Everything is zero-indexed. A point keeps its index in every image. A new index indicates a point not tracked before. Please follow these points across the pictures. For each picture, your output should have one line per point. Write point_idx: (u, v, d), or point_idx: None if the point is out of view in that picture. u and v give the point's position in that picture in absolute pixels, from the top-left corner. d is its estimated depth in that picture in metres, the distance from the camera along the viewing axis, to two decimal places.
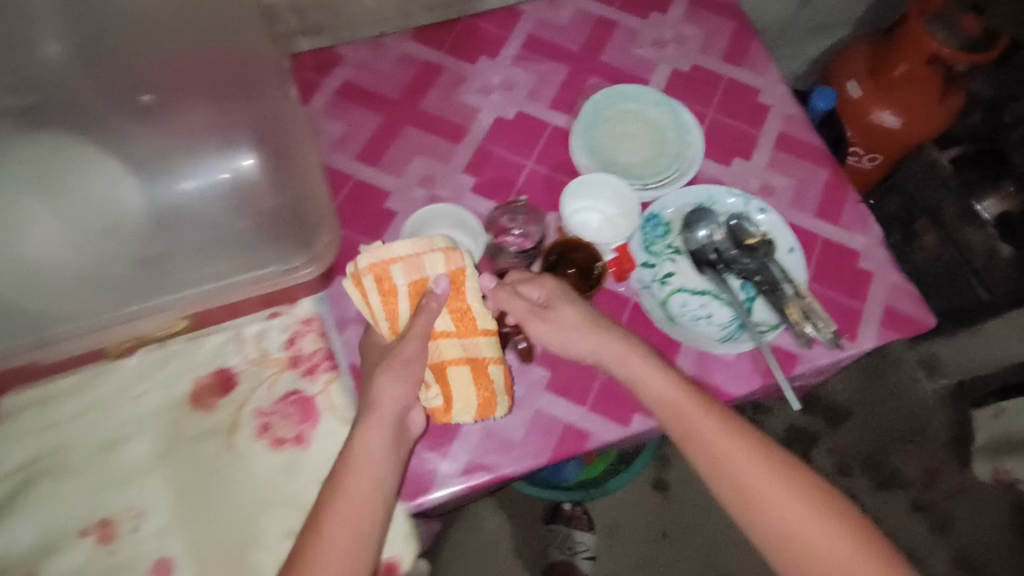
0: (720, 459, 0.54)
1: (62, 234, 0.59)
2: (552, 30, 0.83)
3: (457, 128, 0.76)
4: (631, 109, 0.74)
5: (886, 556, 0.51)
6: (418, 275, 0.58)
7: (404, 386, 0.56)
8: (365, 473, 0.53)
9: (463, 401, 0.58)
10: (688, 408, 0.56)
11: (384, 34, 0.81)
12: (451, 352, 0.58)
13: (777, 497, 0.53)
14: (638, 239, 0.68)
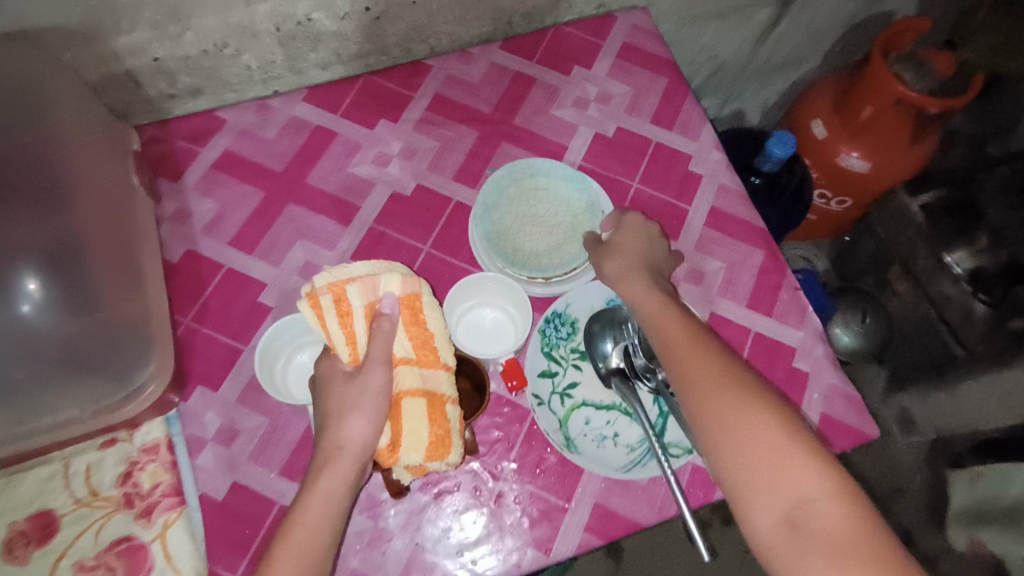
0: (700, 387, 0.46)
1: None
2: (463, 88, 0.75)
3: (347, 205, 0.68)
4: (538, 185, 0.66)
5: (856, 515, 0.40)
6: (375, 297, 0.54)
7: (371, 418, 0.50)
8: (330, 489, 0.47)
9: (419, 437, 0.50)
10: (688, 350, 0.49)
11: (273, 95, 0.73)
12: (409, 382, 0.52)
13: (761, 428, 0.44)
14: (537, 343, 0.60)
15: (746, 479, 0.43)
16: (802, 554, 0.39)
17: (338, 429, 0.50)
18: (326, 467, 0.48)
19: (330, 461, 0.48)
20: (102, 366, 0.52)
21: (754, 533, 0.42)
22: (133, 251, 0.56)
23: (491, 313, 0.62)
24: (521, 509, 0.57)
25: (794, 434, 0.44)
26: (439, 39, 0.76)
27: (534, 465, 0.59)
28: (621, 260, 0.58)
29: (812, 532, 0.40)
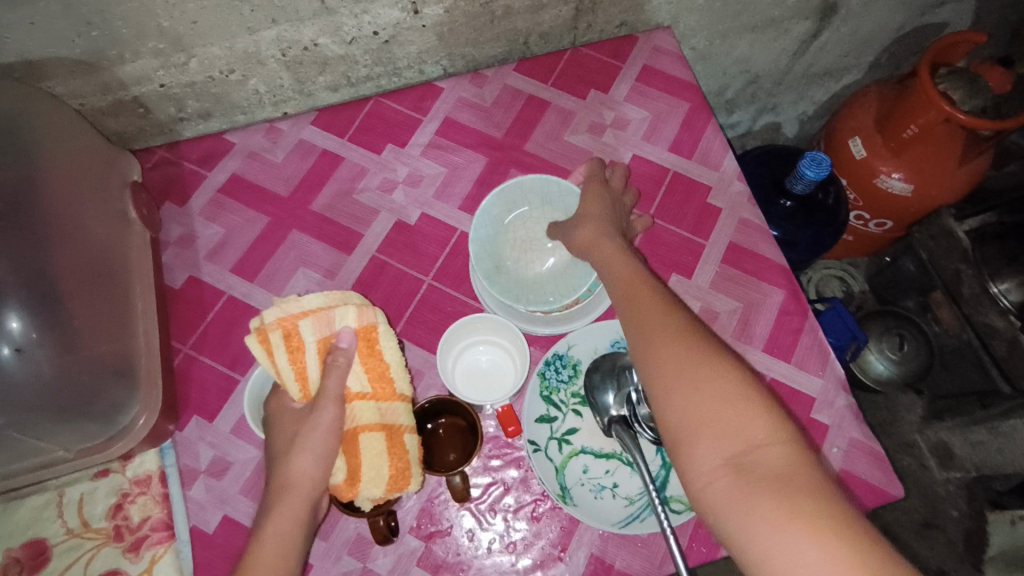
0: (649, 334, 0.44)
1: None
2: (474, 112, 0.73)
3: (349, 233, 0.67)
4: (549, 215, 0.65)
5: (801, 457, 0.36)
6: (327, 330, 0.51)
7: (324, 455, 0.48)
8: (280, 528, 0.45)
9: (376, 473, 0.50)
10: (642, 303, 0.46)
11: (282, 118, 0.73)
12: (366, 417, 0.51)
13: (707, 369, 0.40)
14: (537, 386, 0.57)
15: (686, 420, 0.39)
16: (745, 497, 0.35)
17: (285, 469, 0.48)
18: (277, 504, 0.47)
19: (280, 501, 0.47)
20: (83, 409, 0.53)
21: (694, 476, 0.38)
22: (123, 289, 0.57)
23: (484, 353, 0.61)
24: (512, 557, 0.54)
25: (743, 376, 0.40)
26: (453, 60, 0.74)
27: (527, 510, 0.56)
28: (596, 225, 0.57)
29: (752, 471, 0.36)
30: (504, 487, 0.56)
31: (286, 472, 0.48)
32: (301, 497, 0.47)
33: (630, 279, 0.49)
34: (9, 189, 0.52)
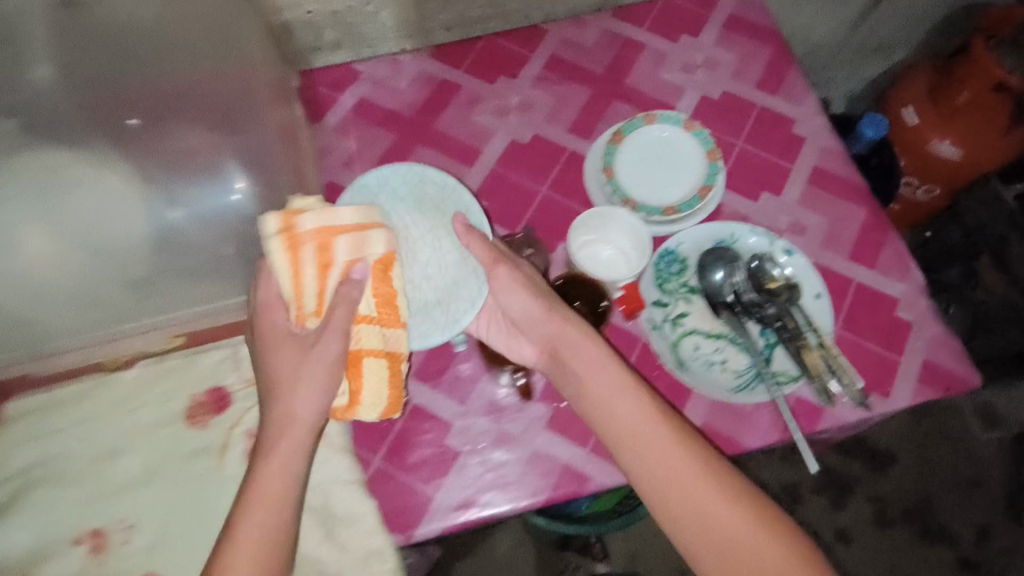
0: (671, 481, 0.52)
1: (67, 254, 0.51)
2: (576, 51, 0.80)
3: (471, 151, 0.74)
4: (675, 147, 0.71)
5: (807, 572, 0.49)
6: (345, 251, 0.52)
7: (287, 457, 0.50)
8: (264, 520, 0.48)
9: (378, 397, 0.54)
10: (652, 435, 0.52)
11: (403, 53, 0.80)
12: (370, 341, 0.53)
13: (712, 505, 0.51)
14: (649, 276, 0.65)
15: (701, 544, 0.50)
16: None
17: (258, 469, 0.50)
18: (250, 516, 0.48)
19: (270, 445, 0.50)
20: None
21: None
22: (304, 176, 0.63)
23: (623, 241, 0.65)
24: None
25: (745, 502, 0.51)
26: (555, 6, 0.82)
27: None
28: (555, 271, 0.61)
29: None
30: None
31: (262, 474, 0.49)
32: (278, 494, 0.49)
33: (620, 411, 0.54)
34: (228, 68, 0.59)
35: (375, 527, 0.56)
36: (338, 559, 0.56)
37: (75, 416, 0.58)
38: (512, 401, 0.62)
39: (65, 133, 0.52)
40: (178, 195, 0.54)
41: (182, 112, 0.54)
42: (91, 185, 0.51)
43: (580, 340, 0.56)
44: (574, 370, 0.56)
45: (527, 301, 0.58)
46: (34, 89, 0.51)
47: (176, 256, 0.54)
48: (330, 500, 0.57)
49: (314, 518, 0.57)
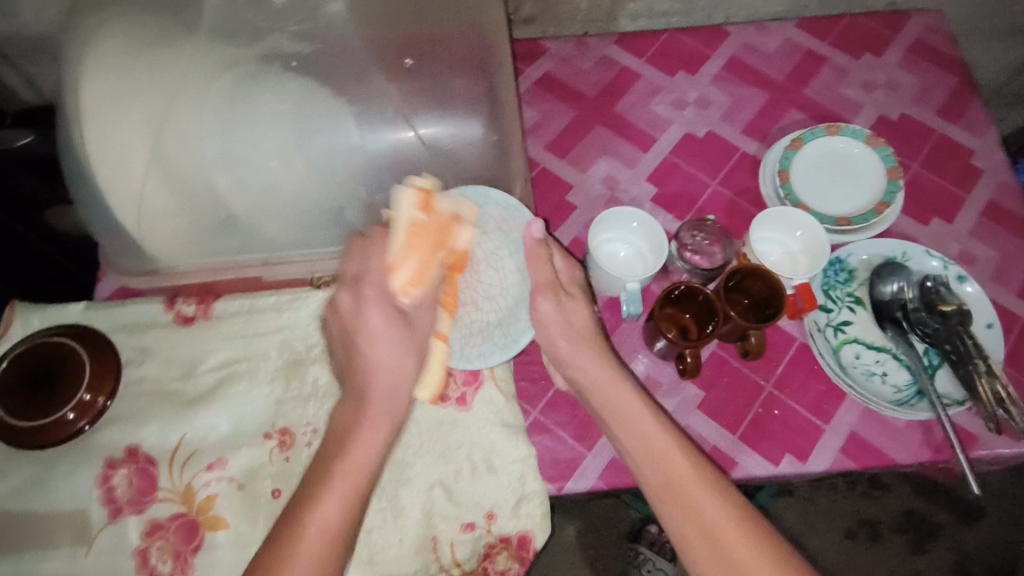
0: (719, 551, 0.46)
1: (303, 173, 0.54)
2: (757, 55, 0.82)
3: (646, 137, 0.77)
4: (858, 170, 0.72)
5: None
6: (461, 243, 0.56)
7: (374, 445, 0.46)
8: (341, 506, 0.43)
9: (431, 377, 0.54)
10: (695, 491, 0.49)
11: (588, 35, 0.84)
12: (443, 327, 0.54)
13: (764, 571, 0.45)
14: (819, 280, 0.66)
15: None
16: None
17: (338, 456, 0.45)
18: (317, 515, 0.42)
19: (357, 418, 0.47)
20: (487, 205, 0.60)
21: None
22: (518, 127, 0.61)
23: (797, 244, 0.67)
24: (786, 415, 0.63)
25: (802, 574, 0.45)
26: (740, 9, 0.84)
27: (797, 384, 0.65)
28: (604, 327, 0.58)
29: None
30: (777, 359, 0.65)
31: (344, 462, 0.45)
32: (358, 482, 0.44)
33: (668, 465, 0.51)
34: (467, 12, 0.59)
35: (534, 470, 0.60)
36: (495, 493, 0.59)
37: (276, 324, 0.64)
38: (671, 378, 0.65)
39: (324, 67, 0.56)
40: (423, 127, 0.56)
41: (443, 56, 0.57)
42: (350, 117, 0.55)
43: (623, 397, 0.54)
44: (621, 436, 0.54)
45: (596, 361, 0.56)
46: (329, 23, 0.58)
47: (412, 186, 0.57)
48: (494, 438, 0.61)
49: (477, 453, 0.60)
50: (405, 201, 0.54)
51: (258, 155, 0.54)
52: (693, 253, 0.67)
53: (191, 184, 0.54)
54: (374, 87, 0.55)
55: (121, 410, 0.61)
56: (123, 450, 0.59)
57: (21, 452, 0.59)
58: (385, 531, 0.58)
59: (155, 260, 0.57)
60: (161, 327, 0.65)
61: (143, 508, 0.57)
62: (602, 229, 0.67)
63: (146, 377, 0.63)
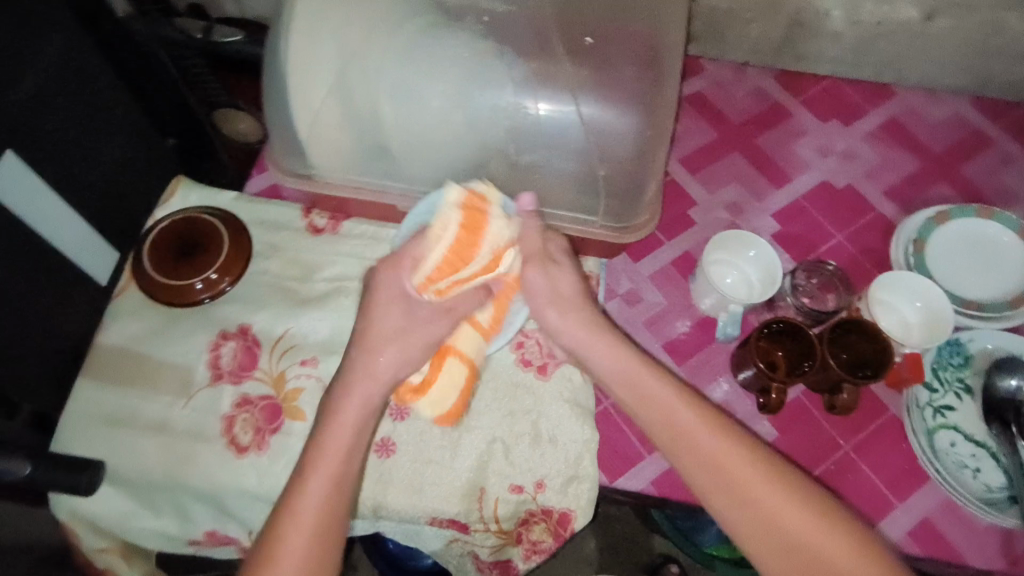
0: (727, 484, 0.48)
1: (460, 118, 0.58)
2: (919, 123, 0.81)
3: (782, 174, 0.77)
4: (1001, 263, 0.69)
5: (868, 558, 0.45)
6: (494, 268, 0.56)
7: (359, 399, 0.51)
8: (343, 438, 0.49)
9: (441, 399, 0.56)
10: (702, 436, 0.50)
11: (749, 66, 0.85)
12: (466, 345, 0.56)
13: (791, 513, 0.46)
14: (930, 356, 0.63)
15: (776, 555, 0.46)
16: None
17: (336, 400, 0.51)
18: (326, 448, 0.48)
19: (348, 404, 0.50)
20: (624, 195, 0.62)
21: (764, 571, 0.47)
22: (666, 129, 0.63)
23: (915, 316, 0.65)
24: (858, 480, 0.61)
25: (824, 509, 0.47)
26: (911, 73, 0.82)
27: (877, 454, 0.62)
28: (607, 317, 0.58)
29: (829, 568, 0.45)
30: (863, 422, 0.63)
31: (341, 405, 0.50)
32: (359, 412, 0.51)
33: (674, 420, 0.51)
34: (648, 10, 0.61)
35: (592, 454, 0.61)
36: (549, 465, 0.60)
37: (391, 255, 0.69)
38: (748, 410, 0.64)
39: (507, 29, 0.59)
40: (584, 105, 0.58)
41: (619, 45, 0.60)
42: (513, 81, 0.58)
43: (634, 362, 0.55)
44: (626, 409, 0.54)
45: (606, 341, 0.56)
46: None
47: (559, 156, 0.60)
48: (561, 414, 0.62)
49: (543, 423, 0.62)
50: (450, 200, 0.54)
51: (426, 92, 0.58)
52: (805, 295, 0.67)
53: (360, 104, 0.59)
54: (550, 58, 0.58)
55: (241, 293, 0.67)
56: (236, 326, 0.66)
57: (152, 304, 0.66)
58: (438, 468, 0.60)
59: (312, 165, 0.64)
60: (294, 231, 0.71)
61: (239, 381, 0.63)
62: (716, 250, 0.68)
63: (269, 271, 0.69)
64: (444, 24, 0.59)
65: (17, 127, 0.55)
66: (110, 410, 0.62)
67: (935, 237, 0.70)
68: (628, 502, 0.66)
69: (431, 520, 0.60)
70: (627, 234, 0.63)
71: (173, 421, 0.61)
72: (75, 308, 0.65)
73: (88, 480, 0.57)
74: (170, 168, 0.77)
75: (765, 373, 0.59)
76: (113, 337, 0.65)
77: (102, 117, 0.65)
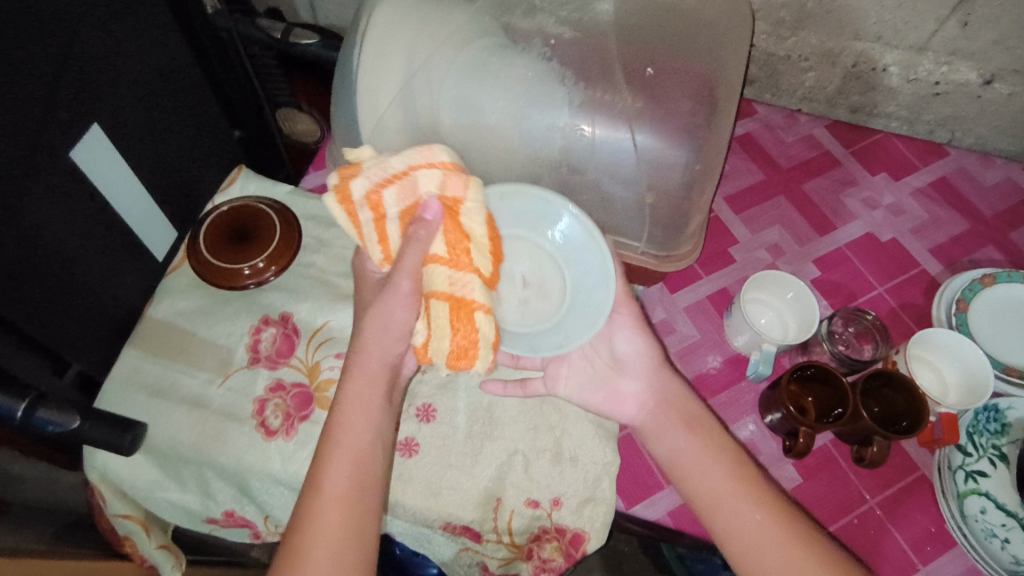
0: (720, 505, 0.52)
1: (516, 135, 0.60)
2: (970, 185, 0.81)
3: (827, 221, 0.77)
4: None
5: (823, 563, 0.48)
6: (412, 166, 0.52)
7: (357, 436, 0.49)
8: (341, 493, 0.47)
9: (454, 338, 0.51)
10: (707, 466, 0.53)
11: (802, 114, 0.86)
12: (439, 283, 0.51)
13: (769, 536, 0.49)
14: (965, 420, 0.61)
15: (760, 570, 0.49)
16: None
17: (326, 460, 0.48)
18: (335, 469, 0.48)
19: (357, 367, 0.52)
20: (667, 225, 0.63)
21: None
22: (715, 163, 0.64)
23: (953, 374, 0.64)
24: (882, 537, 0.60)
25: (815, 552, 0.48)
26: (966, 135, 0.82)
27: (901, 512, 0.61)
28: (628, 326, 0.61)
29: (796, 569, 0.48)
30: (889, 480, 0.62)
31: (341, 456, 0.48)
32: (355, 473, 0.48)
33: (710, 486, 0.53)
34: (708, 49, 0.63)
35: (611, 478, 0.61)
36: (569, 484, 0.60)
37: None
38: (772, 453, 0.63)
39: (568, 54, 0.61)
40: (639, 134, 0.59)
41: (677, 78, 0.61)
42: (568, 103, 0.59)
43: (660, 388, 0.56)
44: None
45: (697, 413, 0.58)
46: (590, 18, 0.63)
47: (608, 179, 0.61)
48: (585, 434, 0.63)
49: (565, 441, 0.62)
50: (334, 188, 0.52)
51: (485, 107, 0.60)
52: (843, 344, 0.66)
53: (421, 114, 0.61)
54: (610, 86, 0.60)
55: (286, 283, 0.70)
56: (278, 314, 0.68)
57: (203, 284, 0.69)
58: (458, 473, 0.61)
59: None
60: (343, 229, 0.74)
61: (275, 366, 0.65)
62: (753, 289, 0.69)
63: (315, 264, 0.71)
64: (509, 45, 0.61)
65: (102, 107, 0.58)
66: (150, 380, 0.64)
67: (982, 296, 0.69)
68: (642, 533, 0.66)
69: (446, 525, 0.60)
70: (669, 262, 0.65)
71: (209, 398, 0.63)
72: (130, 279, 0.68)
73: (130, 440, 0.58)
74: (233, 157, 0.81)
75: (794, 416, 0.58)
76: (163, 311, 0.68)
77: (178, 102, 0.68)
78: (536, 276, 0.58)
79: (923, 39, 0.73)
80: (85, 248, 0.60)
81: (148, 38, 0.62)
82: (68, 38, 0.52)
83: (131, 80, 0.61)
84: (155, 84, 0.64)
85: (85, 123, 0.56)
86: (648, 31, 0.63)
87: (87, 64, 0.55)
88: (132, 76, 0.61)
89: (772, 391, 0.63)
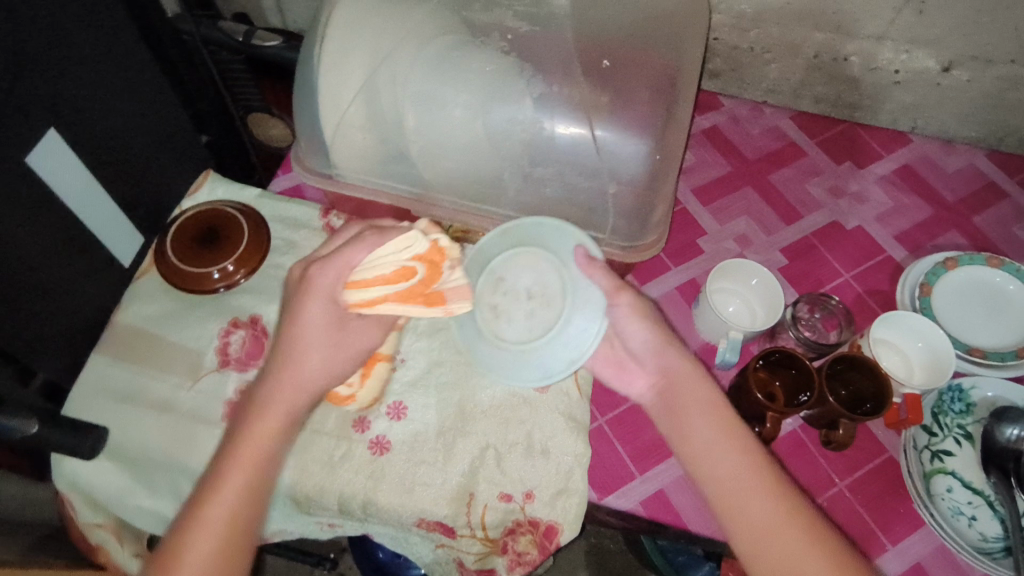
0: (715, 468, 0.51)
1: (478, 129, 0.60)
2: (933, 172, 0.82)
3: (793, 210, 0.78)
4: (1008, 307, 0.69)
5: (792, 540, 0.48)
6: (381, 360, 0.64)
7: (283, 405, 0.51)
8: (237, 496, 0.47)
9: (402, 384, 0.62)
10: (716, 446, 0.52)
11: (767, 106, 0.87)
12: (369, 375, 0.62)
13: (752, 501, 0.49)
14: (929, 400, 0.63)
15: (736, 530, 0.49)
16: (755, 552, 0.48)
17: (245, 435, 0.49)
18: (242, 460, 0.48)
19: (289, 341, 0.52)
20: (632, 215, 0.63)
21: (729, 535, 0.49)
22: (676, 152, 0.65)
23: (916, 354, 0.65)
24: (852, 518, 0.61)
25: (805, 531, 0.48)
26: (928, 123, 0.83)
27: (872, 493, 0.62)
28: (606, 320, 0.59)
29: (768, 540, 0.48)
30: (859, 461, 0.63)
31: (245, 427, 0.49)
32: (252, 483, 0.47)
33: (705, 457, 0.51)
34: (668, 42, 0.64)
35: (583, 470, 0.61)
36: (540, 477, 0.61)
37: None
38: None
39: (529, 49, 0.62)
40: (600, 127, 0.60)
41: (636, 71, 0.62)
42: (529, 97, 0.60)
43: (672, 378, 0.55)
44: None
45: (710, 431, 0.52)
46: (549, 13, 0.64)
47: (571, 170, 0.61)
48: (557, 426, 0.63)
49: (536, 434, 0.63)
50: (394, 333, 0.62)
51: (447, 103, 0.60)
52: (809, 329, 0.67)
53: (384, 111, 0.61)
54: (569, 80, 0.61)
55: (256, 284, 0.70)
56: (248, 316, 0.67)
57: (170, 288, 0.69)
58: (430, 469, 0.61)
59: (334, 165, 0.67)
60: (312, 230, 0.74)
61: (245, 368, 0.65)
62: (720, 279, 0.70)
63: (284, 266, 0.71)
64: (470, 42, 0.61)
65: (65, 111, 0.58)
66: (118, 386, 0.64)
67: (946, 278, 0.70)
68: (619, 524, 0.66)
69: (420, 522, 0.60)
70: (635, 253, 0.64)
71: (179, 402, 0.63)
72: (96, 287, 0.67)
73: (91, 444, 0.59)
74: (201, 162, 0.80)
75: (762, 402, 0.59)
76: (130, 317, 0.67)
77: (143, 107, 0.69)
78: (539, 286, 0.60)
79: (881, 28, 0.74)
80: (45, 254, 0.59)
81: (111, 41, 0.62)
82: (25, 39, 0.52)
83: (94, 84, 0.61)
84: (120, 89, 0.65)
85: (44, 123, 0.56)
86: (607, 25, 0.64)
87: (47, 67, 0.55)
88: (94, 80, 0.61)
89: (740, 378, 0.63)
